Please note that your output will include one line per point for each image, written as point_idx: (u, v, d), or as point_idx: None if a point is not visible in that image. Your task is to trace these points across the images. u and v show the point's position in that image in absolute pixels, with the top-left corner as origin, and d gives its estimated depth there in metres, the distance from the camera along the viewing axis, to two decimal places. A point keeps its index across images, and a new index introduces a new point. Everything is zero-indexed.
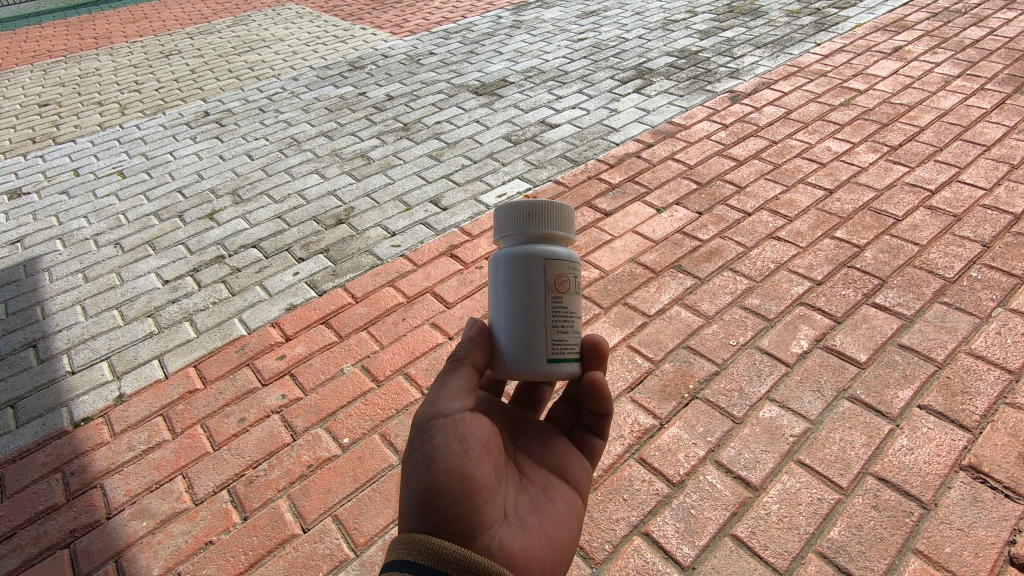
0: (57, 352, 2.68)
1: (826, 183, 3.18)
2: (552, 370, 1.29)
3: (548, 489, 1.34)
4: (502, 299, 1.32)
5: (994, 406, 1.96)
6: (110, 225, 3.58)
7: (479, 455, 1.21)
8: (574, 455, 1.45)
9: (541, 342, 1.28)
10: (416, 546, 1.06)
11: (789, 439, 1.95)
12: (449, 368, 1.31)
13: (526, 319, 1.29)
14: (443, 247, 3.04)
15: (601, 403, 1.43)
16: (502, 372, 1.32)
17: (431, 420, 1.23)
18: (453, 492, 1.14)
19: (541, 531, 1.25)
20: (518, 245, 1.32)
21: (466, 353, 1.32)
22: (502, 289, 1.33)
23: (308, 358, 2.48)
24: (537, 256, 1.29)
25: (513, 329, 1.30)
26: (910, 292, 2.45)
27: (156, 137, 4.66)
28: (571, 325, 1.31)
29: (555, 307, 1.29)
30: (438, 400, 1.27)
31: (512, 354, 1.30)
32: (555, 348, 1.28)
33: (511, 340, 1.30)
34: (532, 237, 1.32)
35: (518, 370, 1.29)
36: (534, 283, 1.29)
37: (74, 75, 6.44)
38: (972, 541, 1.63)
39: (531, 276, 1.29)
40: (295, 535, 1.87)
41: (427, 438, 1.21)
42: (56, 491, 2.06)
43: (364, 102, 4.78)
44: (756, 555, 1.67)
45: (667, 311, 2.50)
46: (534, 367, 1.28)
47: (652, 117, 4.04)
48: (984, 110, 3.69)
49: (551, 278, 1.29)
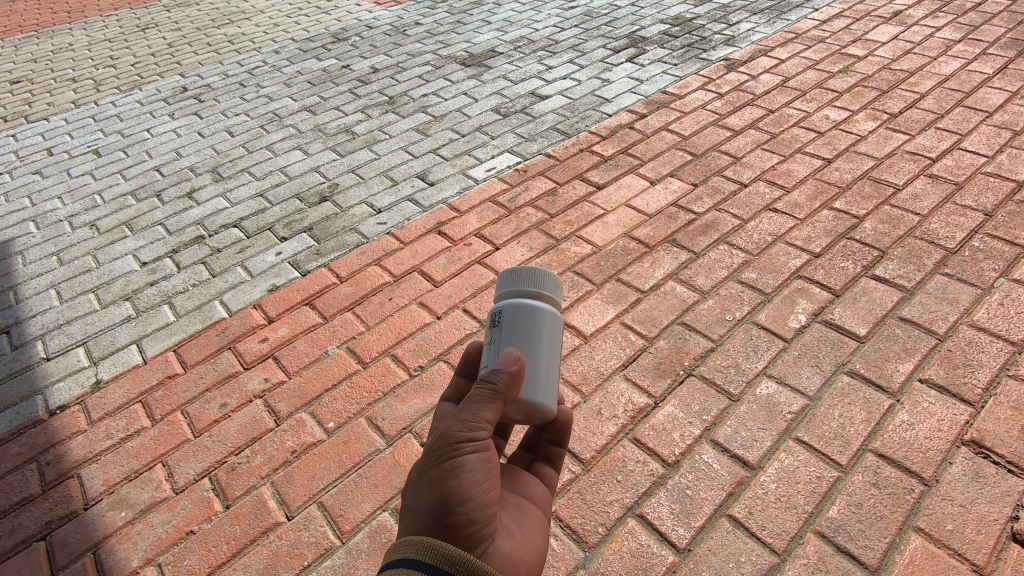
0: (32, 338, 2.59)
1: (825, 152, 3.09)
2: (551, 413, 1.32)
3: (522, 506, 1.30)
4: (528, 345, 1.26)
5: (996, 379, 1.91)
6: (85, 207, 3.45)
7: (493, 474, 1.17)
8: (540, 483, 1.41)
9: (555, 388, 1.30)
10: (426, 546, 0.98)
11: (787, 416, 1.90)
12: (479, 395, 1.16)
13: (549, 369, 1.27)
14: (430, 224, 2.94)
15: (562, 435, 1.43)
16: (519, 406, 1.24)
17: (460, 435, 1.13)
18: (471, 502, 1.10)
19: (526, 542, 1.21)
20: (541, 303, 1.32)
21: (508, 385, 1.18)
22: (529, 333, 1.27)
23: (291, 341, 2.40)
24: (555, 315, 1.33)
25: (538, 371, 1.25)
26: (911, 264, 2.38)
27: (132, 114, 4.49)
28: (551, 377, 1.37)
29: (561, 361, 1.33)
30: (471, 421, 1.14)
31: (539, 397, 1.24)
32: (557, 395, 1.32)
33: (538, 383, 1.25)
34: (551, 296, 1.33)
35: (541, 408, 1.26)
36: (553, 335, 1.30)
37: (47, 50, 6.20)
38: (974, 517, 1.59)
39: (552, 328, 1.30)
40: (279, 523, 1.81)
41: (455, 449, 1.13)
42: (31, 482, 1.99)
43: (348, 75, 4.62)
44: (754, 536, 1.63)
45: (661, 287, 2.43)
46: (549, 409, 1.27)
47: (645, 87, 3.91)
48: (986, 75, 3.59)
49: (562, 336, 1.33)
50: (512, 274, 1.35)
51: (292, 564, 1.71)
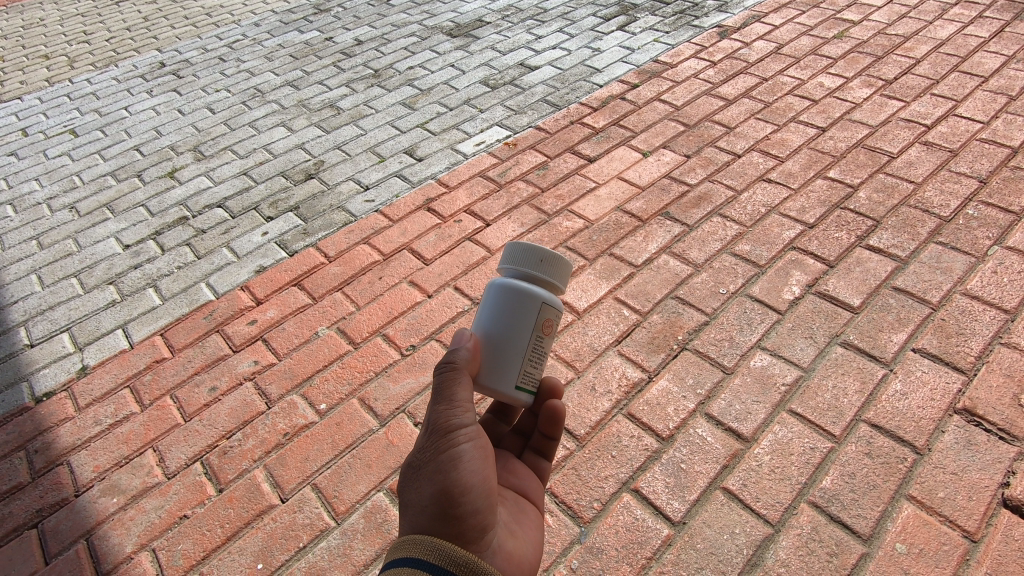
0: (14, 325, 2.54)
1: (819, 121, 3.04)
2: (527, 399, 1.30)
3: (519, 500, 1.33)
4: (497, 323, 1.26)
5: (988, 347, 1.91)
6: (64, 188, 3.36)
7: (489, 462, 1.18)
8: (529, 474, 1.43)
9: (524, 376, 1.26)
10: (439, 549, 0.98)
11: (782, 387, 1.90)
12: (445, 380, 1.18)
13: (507, 347, 1.25)
14: (419, 201, 2.88)
15: (555, 426, 1.42)
16: (488, 388, 1.25)
17: (450, 422, 1.14)
18: (473, 492, 1.11)
19: (525, 536, 1.25)
20: (517, 280, 1.29)
21: (467, 361, 1.22)
22: (499, 311, 1.27)
23: (280, 322, 2.37)
24: (534, 296, 1.26)
25: (497, 350, 1.25)
26: (906, 232, 2.36)
27: (108, 91, 4.34)
28: (540, 362, 1.28)
29: (537, 350, 1.27)
30: (455, 409, 1.15)
31: (499, 378, 1.24)
32: (522, 377, 1.26)
33: (499, 364, 1.25)
34: (529, 272, 1.29)
35: (505, 387, 1.24)
36: (527, 316, 1.26)
37: (17, 26, 5.97)
38: (965, 484, 1.61)
39: (528, 309, 1.26)
40: (273, 505, 1.80)
41: (450, 439, 1.13)
42: (19, 470, 1.97)
43: (331, 47, 4.48)
44: (747, 507, 1.64)
45: (654, 261, 2.40)
46: (513, 392, 1.25)
47: (637, 56, 3.82)
48: (982, 39, 3.52)
49: (540, 319, 1.26)
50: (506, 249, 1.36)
51: (287, 546, 1.71)
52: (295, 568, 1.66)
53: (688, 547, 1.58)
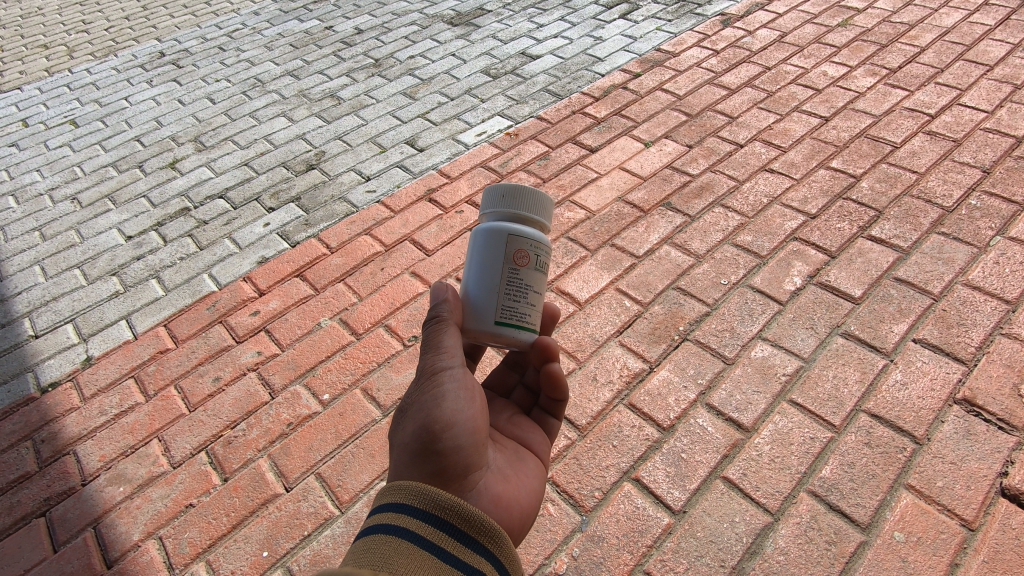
0: (19, 316, 2.55)
1: (822, 111, 3.02)
2: (520, 337, 1.27)
3: (519, 452, 1.38)
4: (473, 264, 1.29)
5: (989, 337, 1.92)
6: (65, 179, 3.35)
7: (477, 404, 1.24)
8: (535, 430, 1.48)
9: (505, 309, 1.24)
10: (424, 493, 1.03)
11: (782, 378, 1.90)
12: (432, 331, 1.25)
13: (484, 288, 1.25)
14: (420, 192, 2.88)
15: (557, 391, 1.45)
16: (474, 333, 1.27)
17: (434, 366, 1.21)
18: (455, 428, 1.16)
19: (520, 482, 1.29)
20: (492, 220, 1.30)
21: (450, 313, 1.26)
22: (473, 256, 1.29)
23: (283, 313, 2.38)
24: (502, 230, 1.26)
25: (475, 291, 1.26)
26: (908, 223, 2.35)
27: (108, 81, 4.32)
28: (525, 296, 1.25)
29: (516, 282, 1.25)
30: (439, 354, 1.22)
31: (479, 316, 1.25)
32: (504, 313, 1.24)
33: (478, 302, 1.26)
34: (496, 210, 1.30)
35: (486, 325, 1.25)
36: (497, 250, 1.25)
37: (14, 16, 5.93)
38: (964, 473, 1.62)
39: (497, 244, 1.26)
40: (277, 494, 1.82)
41: (434, 382, 1.20)
42: (27, 460, 1.99)
43: (331, 36, 4.45)
44: (747, 496, 1.65)
45: (656, 252, 2.40)
46: (494, 328, 1.24)
47: (639, 45, 3.79)
48: (987, 27, 3.49)
49: (510, 251, 1.25)
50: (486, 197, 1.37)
51: (292, 534, 1.73)
52: (300, 555, 1.68)
53: (688, 535, 1.60)
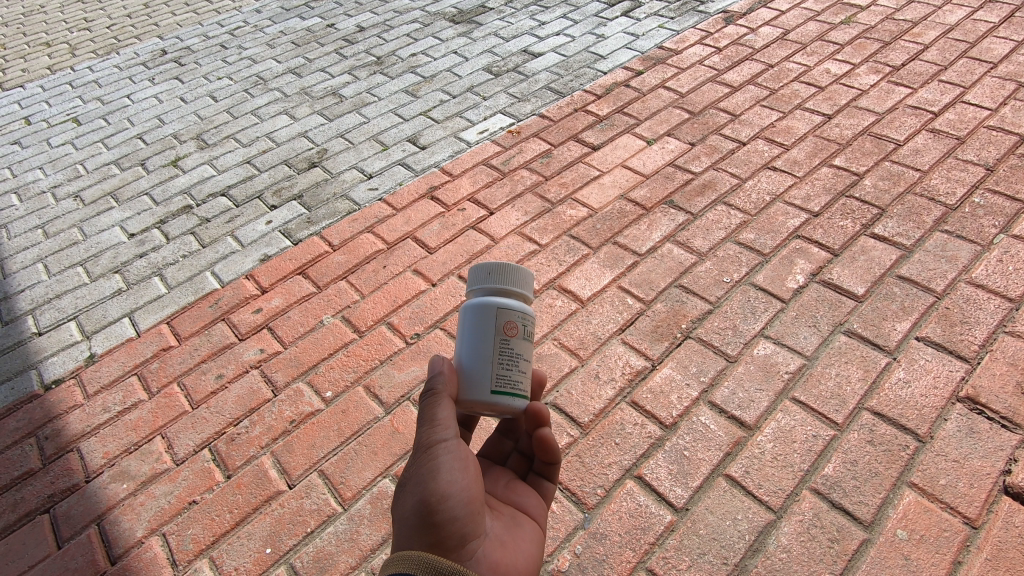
0: (22, 313, 2.55)
1: (825, 108, 3.02)
2: (515, 403, 1.26)
3: (517, 516, 1.32)
4: (463, 339, 1.28)
5: (992, 336, 1.92)
6: (67, 177, 3.36)
7: (473, 474, 1.19)
8: (532, 495, 1.40)
9: (500, 378, 1.23)
10: (422, 561, 1.03)
11: (785, 376, 1.90)
12: (426, 403, 1.21)
13: (478, 361, 1.24)
14: (423, 189, 2.88)
15: (550, 454, 1.38)
16: (469, 404, 1.25)
17: (429, 440, 1.17)
18: (450, 501, 1.12)
19: (518, 548, 1.23)
20: (480, 294, 1.30)
21: (444, 385, 1.22)
22: (464, 329, 1.28)
23: (285, 311, 2.38)
24: (490, 303, 1.27)
25: (470, 363, 1.25)
26: (911, 221, 2.35)
27: (110, 79, 4.33)
28: (518, 364, 1.25)
29: (508, 352, 1.24)
30: (433, 426, 1.18)
31: (474, 386, 1.23)
32: (499, 382, 1.23)
33: (472, 373, 1.24)
34: (483, 284, 1.30)
35: (481, 396, 1.23)
36: (486, 323, 1.26)
37: (17, 13, 5.94)
38: (967, 471, 1.62)
39: (486, 316, 1.26)
40: (280, 491, 1.82)
41: (428, 454, 1.16)
42: (30, 457, 1.99)
43: (333, 34, 4.45)
44: (750, 494, 1.65)
45: (658, 250, 2.40)
46: (490, 399, 1.23)
47: (641, 42, 3.79)
48: (991, 24, 3.48)
49: (501, 322, 1.25)
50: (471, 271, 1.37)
51: (295, 531, 1.73)
52: (303, 552, 1.69)
53: (691, 533, 1.60)
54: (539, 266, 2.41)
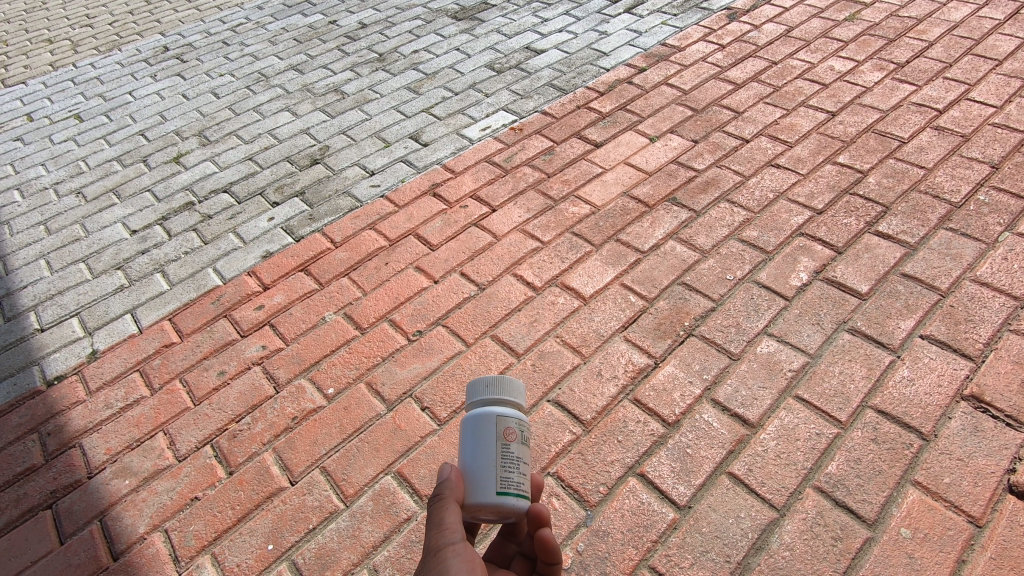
0: (24, 309, 2.55)
1: (829, 106, 3.00)
2: (520, 506, 1.21)
3: None
4: (464, 447, 1.25)
5: (997, 334, 1.91)
6: (69, 174, 3.36)
7: None
8: None
9: (504, 480, 1.20)
10: None
11: (788, 373, 1.90)
12: (434, 510, 1.16)
13: (481, 464, 1.21)
14: (425, 186, 2.87)
15: (552, 557, 1.25)
16: (474, 510, 1.19)
17: (437, 543, 1.11)
18: None
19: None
20: (479, 405, 1.30)
21: (451, 490, 1.18)
22: (465, 436, 1.27)
23: (287, 307, 2.38)
24: (489, 409, 1.27)
25: (473, 467, 1.21)
26: (915, 219, 2.34)
27: (112, 75, 4.32)
28: (521, 467, 1.23)
29: (510, 456, 1.23)
30: (441, 529, 1.12)
31: (480, 490, 1.19)
32: (505, 482, 1.19)
33: (477, 477, 1.20)
34: (481, 393, 1.32)
35: (486, 498, 1.18)
36: (487, 429, 1.25)
37: (19, 10, 5.94)
38: (971, 470, 1.61)
39: (486, 422, 1.25)
40: (283, 488, 1.82)
41: (437, 559, 1.08)
42: (33, 452, 2.00)
43: (335, 31, 4.44)
44: (753, 492, 1.65)
45: (661, 247, 2.39)
46: (497, 501, 1.18)
47: (644, 39, 3.77)
48: (996, 21, 3.46)
49: (501, 426, 1.25)
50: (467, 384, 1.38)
51: (297, 528, 1.73)
52: (305, 548, 1.69)
53: (693, 531, 1.60)
54: (541, 263, 2.40)
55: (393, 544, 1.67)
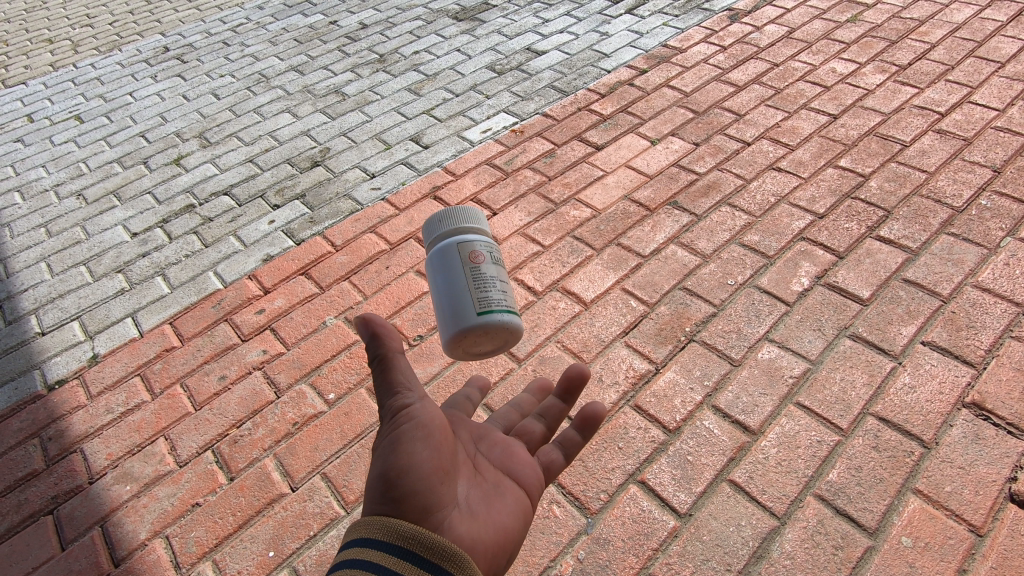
0: (25, 313, 2.55)
1: (830, 108, 2.99)
2: (507, 319, 1.35)
3: (499, 484, 1.30)
4: (440, 284, 1.40)
5: (999, 341, 1.90)
6: (70, 175, 3.36)
7: (437, 442, 1.21)
8: (524, 462, 1.37)
9: (482, 300, 1.34)
10: (387, 524, 1.06)
11: (789, 380, 1.90)
12: (380, 370, 1.23)
13: (460, 294, 1.35)
14: (425, 189, 2.87)
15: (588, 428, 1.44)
16: (462, 334, 1.34)
17: (391, 406, 1.20)
18: (412, 470, 1.15)
19: (495, 516, 1.22)
20: (446, 244, 1.45)
21: (393, 347, 1.23)
22: (440, 277, 1.41)
23: (288, 311, 2.38)
24: (455, 247, 1.42)
25: (454, 300, 1.36)
26: (917, 223, 2.33)
27: (113, 76, 4.32)
28: (496, 286, 1.37)
29: (482, 279, 1.37)
30: (393, 395, 1.21)
31: (462, 317, 1.34)
32: (483, 302, 1.34)
33: (457, 306, 1.35)
34: (448, 237, 1.46)
35: (472, 319, 1.33)
36: (456, 261, 1.40)
37: (19, 10, 5.93)
38: (972, 478, 1.61)
39: (454, 260, 1.40)
40: (283, 494, 1.82)
41: (392, 423, 1.19)
42: (34, 457, 2.00)
43: (335, 31, 4.43)
44: (754, 499, 1.65)
45: (662, 251, 2.39)
46: (481, 320, 1.33)
47: (646, 40, 3.76)
48: (999, 23, 3.45)
49: (468, 259, 1.39)
50: (432, 236, 1.51)
51: (298, 534, 1.73)
52: (306, 555, 1.69)
53: (694, 539, 1.60)
54: (542, 267, 2.40)
55: None
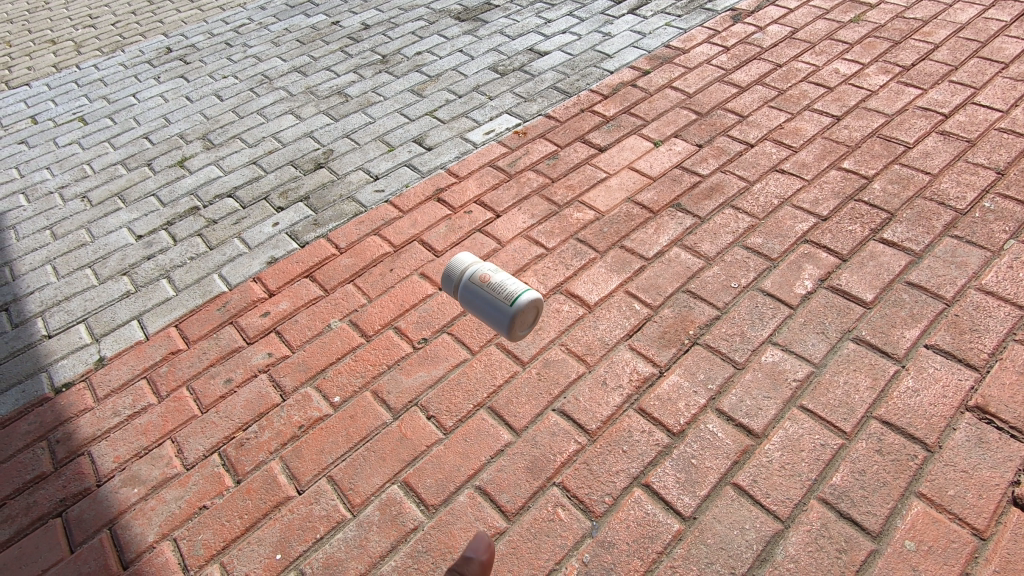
0: (31, 315, 2.57)
1: (834, 109, 2.99)
2: (530, 296, 1.70)
3: None
4: (473, 309, 1.74)
5: (1002, 344, 1.91)
6: (74, 177, 3.37)
7: None
8: None
9: (504, 293, 1.69)
10: None
11: (793, 383, 1.90)
12: None
13: (493, 304, 1.69)
14: (429, 191, 2.88)
15: None
16: (507, 326, 1.69)
17: None
18: None
19: None
20: (458, 282, 1.76)
21: None
22: (472, 304, 1.74)
23: (293, 314, 2.39)
24: (461, 279, 1.75)
25: (492, 309, 1.70)
26: (920, 226, 2.33)
27: (116, 77, 4.33)
28: (507, 281, 1.71)
29: (494, 284, 1.71)
30: None
31: (502, 315, 1.68)
32: (508, 298, 1.68)
33: (494, 311, 1.70)
34: (456, 277, 1.77)
35: (509, 313, 1.67)
36: (473, 288, 1.73)
37: (22, 10, 5.94)
38: (976, 482, 1.62)
39: (472, 287, 1.73)
40: (290, 497, 1.83)
41: None
42: (42, 460, 2.01)
43: (338, 32, 4.43)
44: (758, 503, 1.66)
45: (665, 254, 2.39)
46: (513, 308, 1.67)
47: (648, 41, 3.76)
48: (1003, 23, 3.44)
49: (477, 281, 1.73)
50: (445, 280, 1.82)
51: (305, 537, 1.74)
52: (313, 558, 1.70)
53: (698, 542, 1.61)
54: (546, 270, 2.41)
55: (400, 554, 1.68)
